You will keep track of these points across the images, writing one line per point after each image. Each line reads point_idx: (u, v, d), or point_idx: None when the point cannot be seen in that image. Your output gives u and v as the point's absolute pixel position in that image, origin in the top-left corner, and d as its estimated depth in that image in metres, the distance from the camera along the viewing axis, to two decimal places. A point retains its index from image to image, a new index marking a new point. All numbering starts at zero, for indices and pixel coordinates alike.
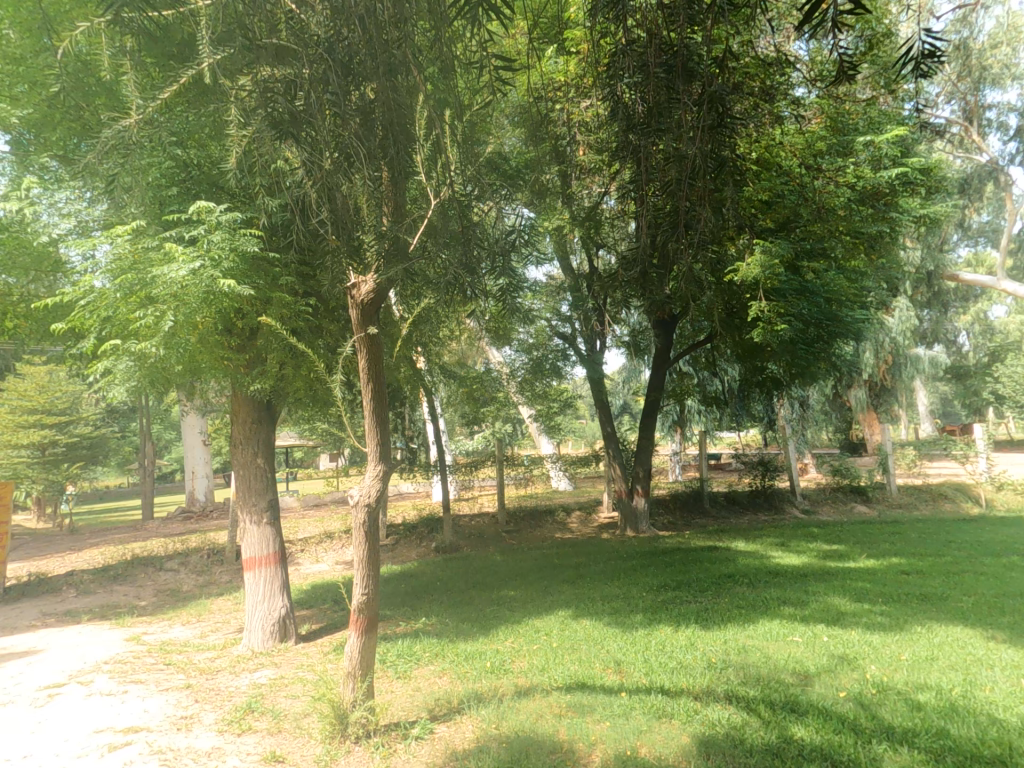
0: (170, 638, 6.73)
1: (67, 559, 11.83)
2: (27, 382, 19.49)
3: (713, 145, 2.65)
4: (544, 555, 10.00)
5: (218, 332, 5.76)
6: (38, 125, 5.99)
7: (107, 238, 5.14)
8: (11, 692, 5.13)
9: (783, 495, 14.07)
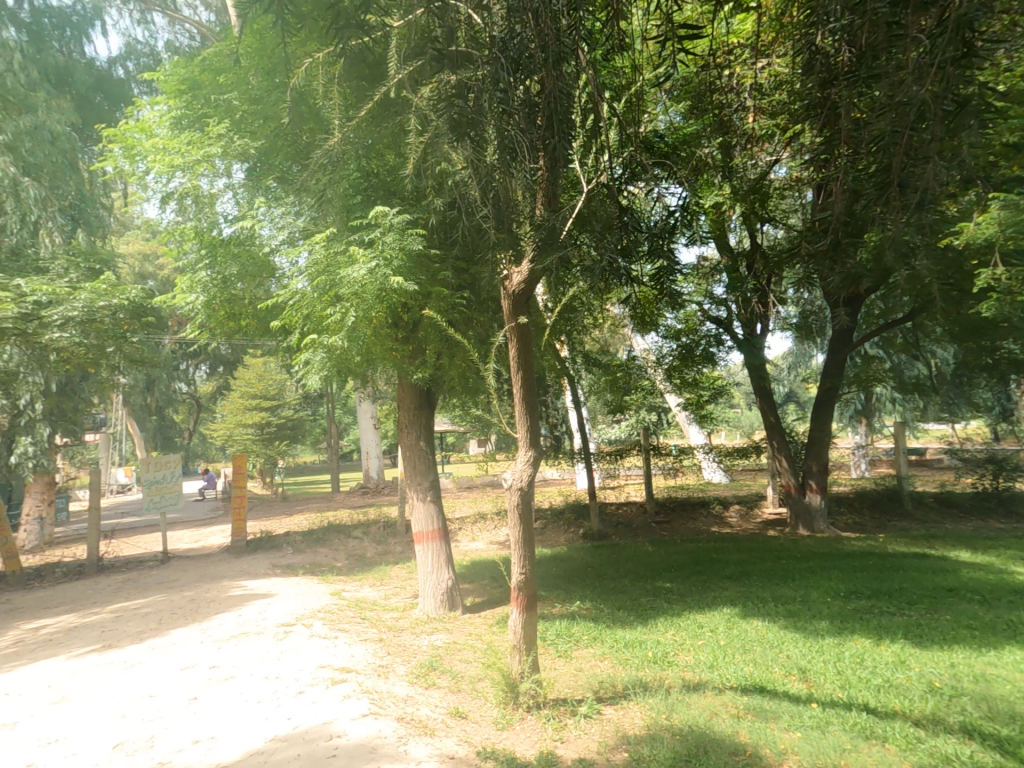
0: (362, 596, 7.70)
1: (282, 521, 14.14)
2: (251, 372, 23.56)
3: (950, 74, 3.09)
4: (698, 549, 9.57)
5: (388, 326, 6.40)
6: (265, 153, 6.95)
7: (309, 245, 5.94)
8: (261, 624, 6.31)
9: (1014, 501, 11.74)
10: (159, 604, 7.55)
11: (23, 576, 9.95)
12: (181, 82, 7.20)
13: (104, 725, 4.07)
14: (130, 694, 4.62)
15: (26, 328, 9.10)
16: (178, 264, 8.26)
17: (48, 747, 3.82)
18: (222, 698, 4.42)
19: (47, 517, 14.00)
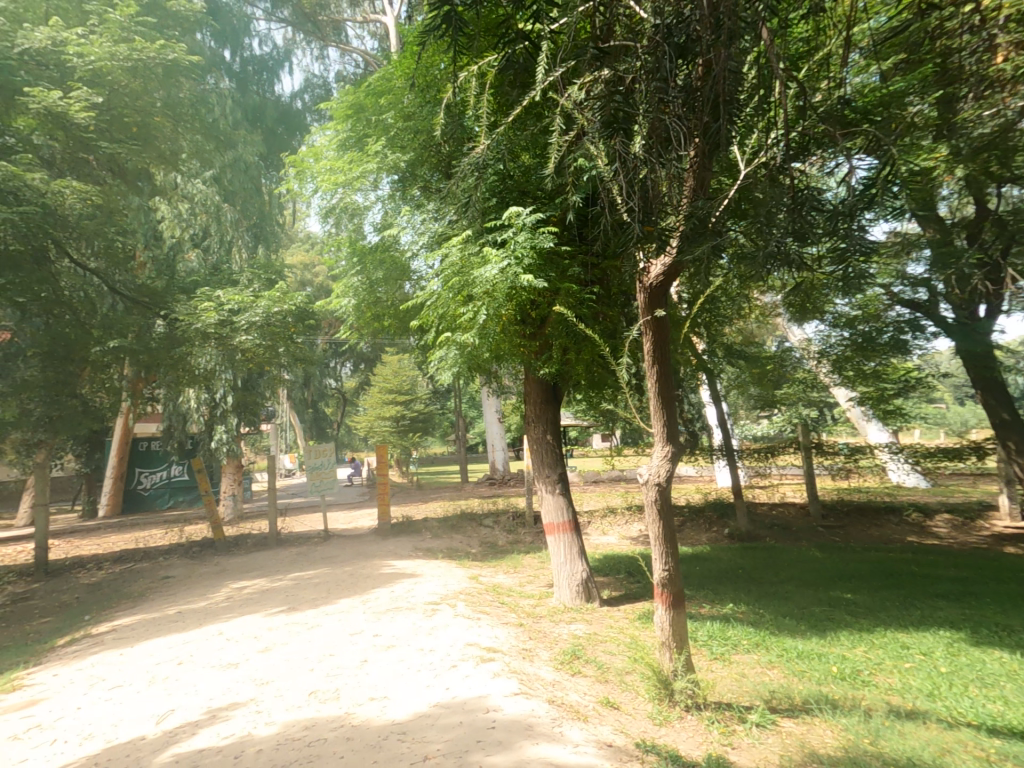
0: (498, 582, 8.06)
1: (419, 507, 15.29)
2: (388, 370, 25.68)
3: None
4: (854, 560, 8.74)
5: (518, 323, 6.60)
6: (412, 165, 7.34)
7: (447, 247, 6.25)
8: (412, 601, 6.90)
9: None
10: (328, 575, 8.62)
11: (223, 543, 11.89)
12: (349, 104, 8.03)
13: (298, 676, 4.82)
14: (314, 652, 5.37)
15: (220, 332, 10.95)
16: (334, 272, 9.18)
17: (261, 689, 4.66)
18: (387, 663, 4.95)
19: (239, 494, 16.49)
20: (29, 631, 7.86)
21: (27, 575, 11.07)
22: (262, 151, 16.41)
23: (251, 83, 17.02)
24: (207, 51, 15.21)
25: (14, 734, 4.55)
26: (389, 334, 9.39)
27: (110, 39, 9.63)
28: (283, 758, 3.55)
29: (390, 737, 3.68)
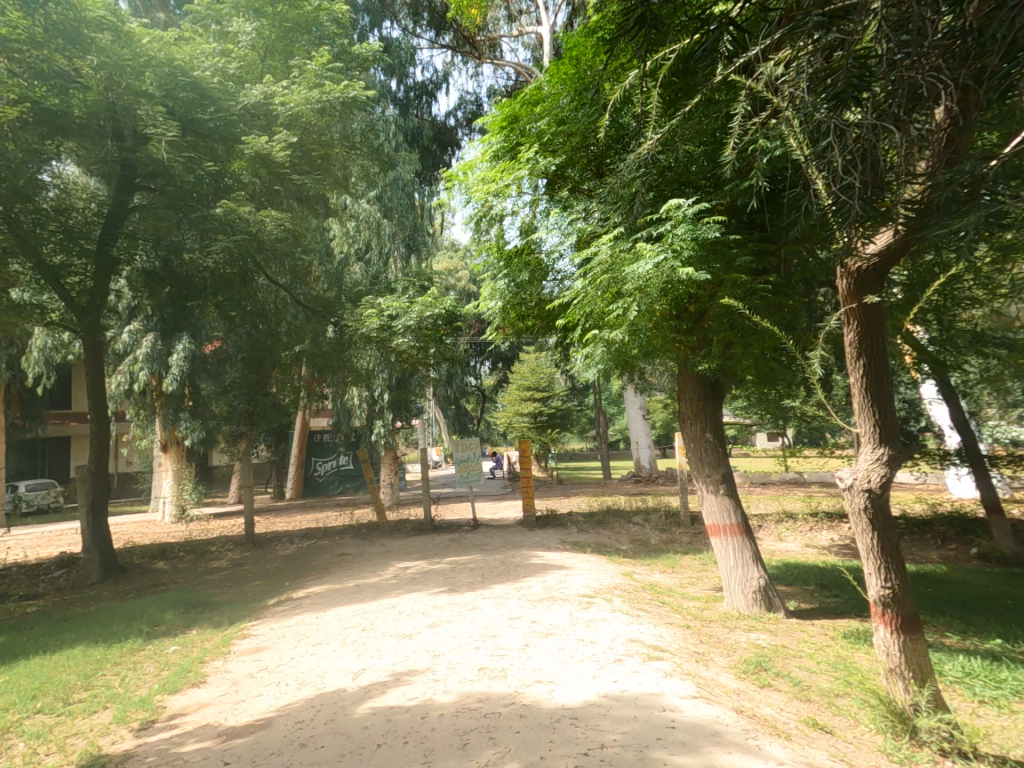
0: (656, 581, 8.01)
1: (565, 501, 15.80)
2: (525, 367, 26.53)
3: None
4: None
5: (672, 318, 6.47)
6: (564, 167, 7.54)
7: (598, 246, 6.34)
8: (564, 592, 7.09)
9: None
10: (481, 561, 9.17)
11: (387, 527, 13.26)
12: (504, 117, 8.00)
13: (466, 652, 5.33)
14: (478, 631, 5.87)
15: (381, 336, 12.12)
16: (479, 273, 9.67)
17: (435, 660, 5.25)
18: (548, 649, 5.23)
19: (395, 482, 18.17)
20: (247, 590, 9.48)
21: (240, 544, 13.34)
22: (418, 168, 17.71)
23: (412, 107, 18.40)
24: (375, 83, 16.75)
25: (250, 674, 5.72)
26: (533, 331, 9.67)
27: (307, 86, 10.77)
28: (463, 725, 3.97)
29: (563, 720, 3.89)
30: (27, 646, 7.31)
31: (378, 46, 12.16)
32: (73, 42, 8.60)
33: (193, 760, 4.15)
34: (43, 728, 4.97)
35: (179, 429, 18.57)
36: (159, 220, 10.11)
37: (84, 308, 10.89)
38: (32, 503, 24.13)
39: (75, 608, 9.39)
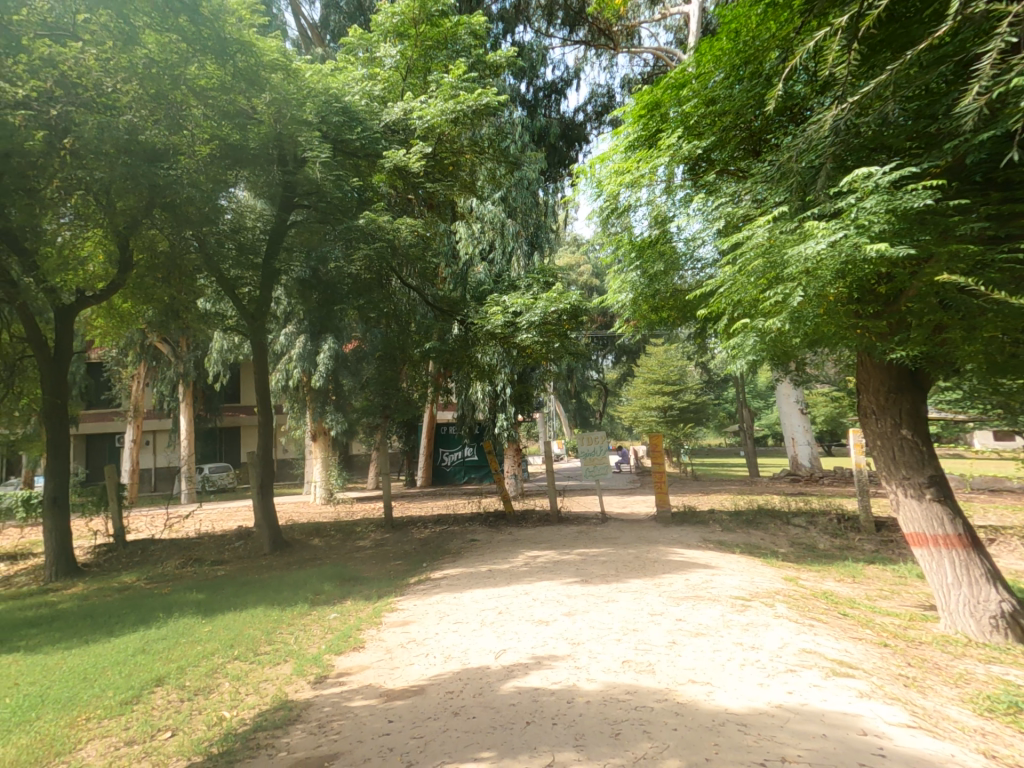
0: (832, 590, 7.80)
1: (707, 500, 15.48)
2: (652, 360, 27.66)
3: None
4: None
5: (854, 299, 6.16)
6: (719, 146, 7.70)
7: (752, 229, 6.40)
8: (713, 592, 7.29)
9: None
10: (614, 554, 9.55)
11: (512, 516, 13.74)
12: (641, 107, 8.26)
13: (607, 644, 5.68)
14: (617, 625, 6.22)
15: (506, 333, 12.45)
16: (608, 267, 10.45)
17: (575, 648, 5.65)
18: (697, 650, 5.40)
19: (518, 474, 18.73)
20: (391, 568, 10.37)
21: (380, 526, 14.60)
22: (544, 167, 18.00)
23: (540, 108, 18.68)
24: (506, 89, 17.25)
25: (401, 643, 6.34)
26: (674, 315, 10.29)
27: (443, 99, 11.23)
28: (612, 714, 4.26)
29: (726, 723, 3.96)
30: (220, 604, 8.64)
31: (512, 51, 12.25)
32: (252, 83, 9.91)
33: (363, 715, 4.71)
34: (240, 673, 5.88)
35: (326, 420, 20.71)
36: (311, 234, 12.25)
37: (252, 314, 12.42)
38: (214, 482, 28.34)
39: (252, 574, 10.91)
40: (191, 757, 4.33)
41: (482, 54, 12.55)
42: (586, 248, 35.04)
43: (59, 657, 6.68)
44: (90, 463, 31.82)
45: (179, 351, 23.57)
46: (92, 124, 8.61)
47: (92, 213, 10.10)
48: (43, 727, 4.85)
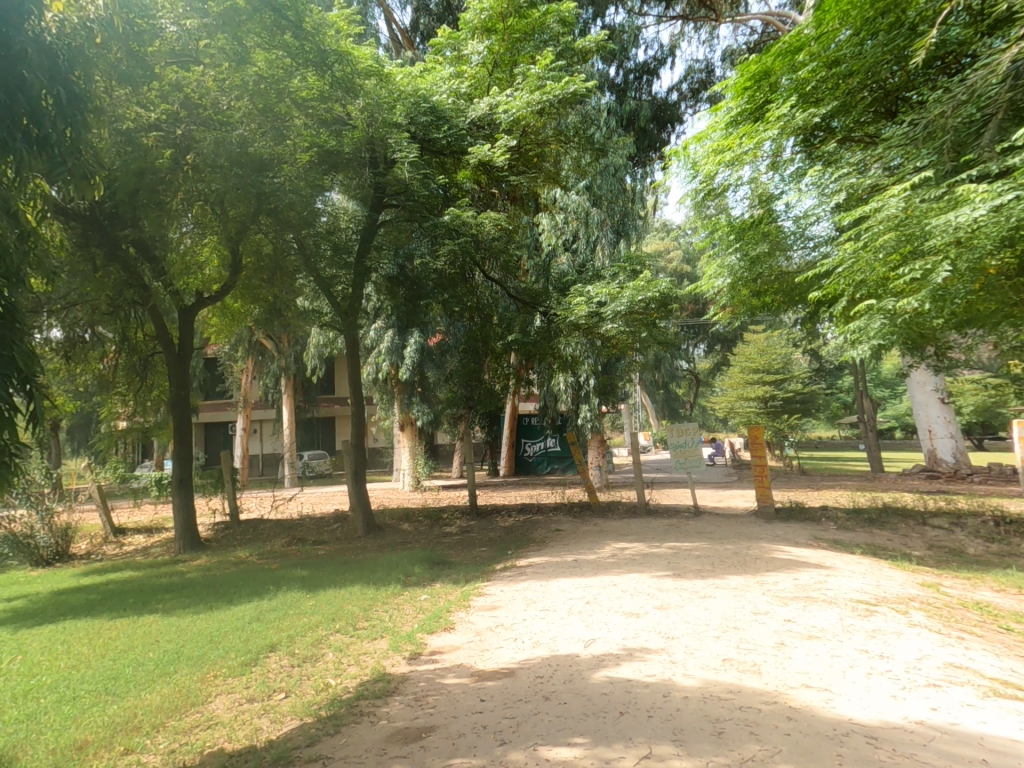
0: (977, 599, 7.12)
1: (817, 497, 14.69)
2: (753, 349, 27.54)
3: None
4: None
5: (1012, 278, 7.91)
6: (847, 119, 9.42)
7: (882, 202, 7.94)
8: (828, 594, 6.91)
9: None
10: (708, 550, 9.34)
11: (597, 506, 13.71)
12: (747, 79, 9.94)
13: (705, 641, 5.55)
14: (715, 622, 6.05)
15: (590, 323, 12.34)
16: (703, 245, 12.15)
17: (669, 642, 5.57)
18: (807, 654, 5.15)
19: (602, 465, 18.57)
20: (477, 554, 10.71)
21: (465, 513, 15.09)
22: (633, 153, 17.62)
23: (630, 90, 18.19)
24: (594, 75, 16.98)
25: (490, 627, 6.52)
26: (781, 297, 11.81)
27: (529, 91, 11.21)
28: (714, 712, 4.17)
29: (851, 734, 3.76)
30: (323, 580, 9.32)
31: (603, 34, 11.88)
32: (348, 90, 10.65)
33: (456, 692, 4.92)
34: (342, 645, 6.32)
35: (413, 411, 21.57)
36: (399, 231, 12.79)
37: (346, 311, 13.12)
38: (313, 468, 30.53)
39: (350, 554, 11.67)
40: (303, 717, 4.73)
41: (570, 40, 12.36)
42: (675, 234, 33.85)
43: (189, 620, 7.52)
44: (209, 448, 35.37)
45: (281, 347, 25.46)
46: (210, 140, 9.50)
47: (210, 222, 10.96)
48: (179, 680, 5.50)
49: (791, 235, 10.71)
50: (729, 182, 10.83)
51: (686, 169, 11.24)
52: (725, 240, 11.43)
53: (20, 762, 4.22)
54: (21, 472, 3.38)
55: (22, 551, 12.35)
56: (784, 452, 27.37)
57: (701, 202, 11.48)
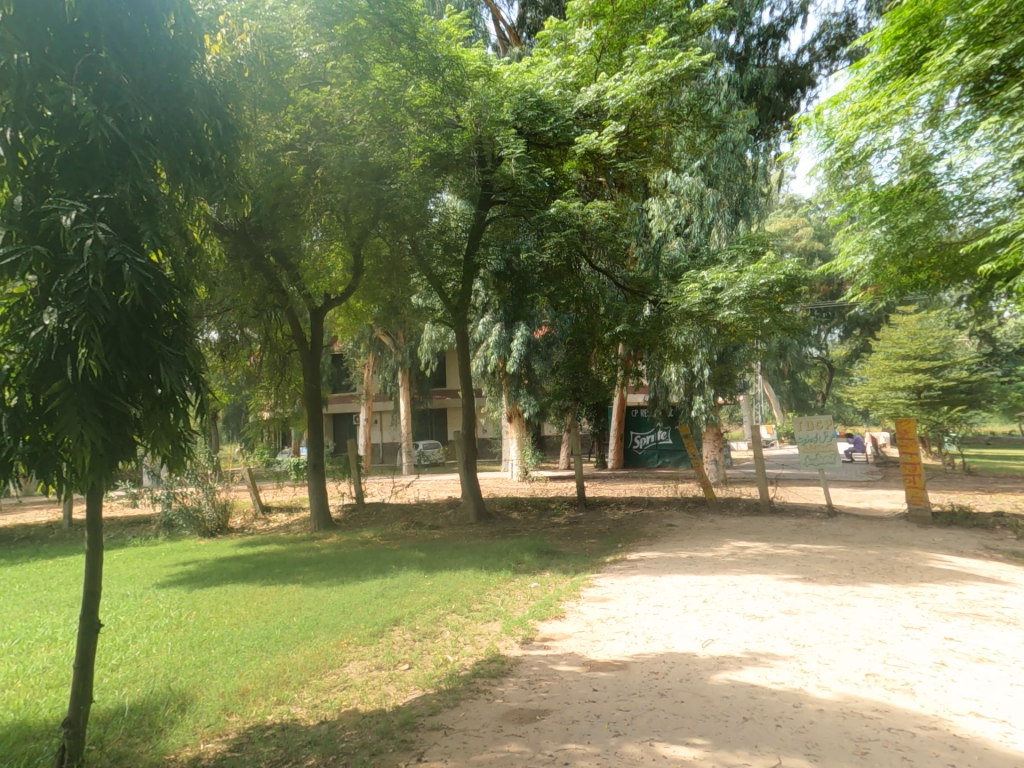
0: None
1: (988, 501, 12.84)
2: (901, 333, 24.68)
3: None
4: None
5: None
6: None
7: None
8: (1003, 613, 6.05)
9: None
10: (845, 555, 8.53)
11: (714, 502, 13.09)
12: (897, 29, 8.85)
13: (843, 652, 5.11)
14: (855, 633, 5.55)
15: (704, 311, 11.71)
16: (839, 221, 11.09)
17: (800, 650, 5.21)
18: (973, 678, 4.56)
19: (719, 460, 17.64)
20: (587, 546, 10.73)
21: (573, 504, 15.14)
22: (754, 125, 16.44)
23: (752, 57, 16.94)
24: (710, 46, 16.05)
25: (601, 619, 6.51)
26: (943, 273, 10.58)
27: (639, 72, 10.84)
28: (856, 731, 3.84)
29: None
30: (439, 563, 9.85)
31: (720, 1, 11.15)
32: (458, 93, 11.09)
33: (569, 679, 4.98)
34: (458, 624, 6.66)
35: (521, 403, 21.99)
36: (506, 228, 13.36)
37: (456, 307, 13.57)
38: (428, 457, 32.25)
39: (463, 539, 12.22)
40: (425, 688, 5.05)
41: (683, 13, 11.80)
42: (804, 210, 31.11)
43: (324, 592, 8.33)
44: (338, 437, 38.70)
45: (397, 343, 27.13)
46: (336, 154, 10.41)
47: (337, 229, 12.00)
48: (319, 643, 6.13)
49: (955, 201, 9.52)
50: (872, 147, 9.73)
51: (819, 137, 10.23)
52: (867, 212, 10.27)
53: (199, 701, 4.97)
54: (192, 454, 3.97)
55: (192, 523, 14.40)
56: (942, 449, 24.19)
57: (837, 173, 10.41)
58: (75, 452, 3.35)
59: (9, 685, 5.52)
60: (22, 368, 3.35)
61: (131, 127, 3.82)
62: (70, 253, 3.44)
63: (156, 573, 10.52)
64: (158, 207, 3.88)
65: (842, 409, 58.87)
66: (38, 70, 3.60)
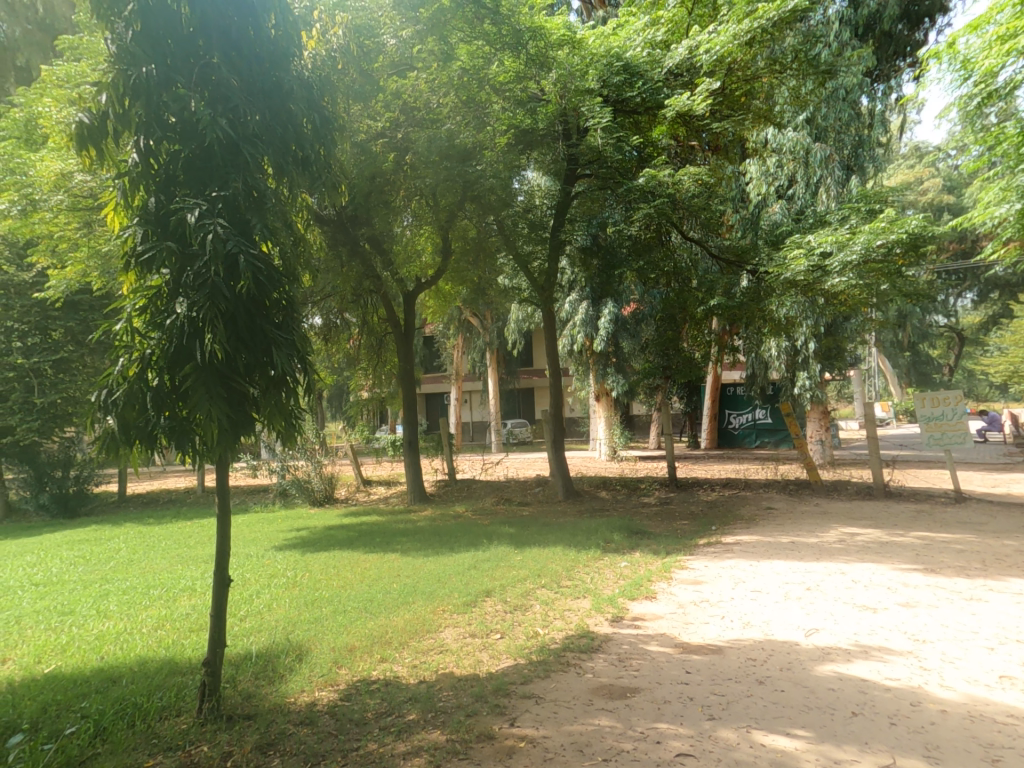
0: None
1: None
2: None
3: None
4: None
5: None
6: None
7: None
8: None
9: None
10: (975, 545, 7.65)
11: (819, 485, 12.22)
12: None
13: (971, 651, 4.61)
14: (987, 631, 4.97)
15: (810, 279, 10.83)
16: (978, 168, 9.72)
17: (918, 645, 4.77)
18: None
19: (825, 440, 16.36)
20: (678, 527, 10.44)
21: (664, 484, 14.77)
22: (871, 66, 14.72)
23: None
24: None
25: (694, 601, 6.34)
26: None
27: (736, 21, 10.01)
28: (985, 736, 3.48)
29: None
30: (528, 539, 10.04)
31: None
32: (542, 65, 10.99)
33: (661, 660, 4.91)
34: (548, 599, 6.77)
35: (608, 381, 21.66)
36: (592, 202, 12.91)
37: (542, 286, 13.47)
38: (516, 436, 32.82)
39: (552, 517, 12.37)
40: (517, 658, 5.21)
41: None
42: (930, 159, 27.53)
43: (421, 561, 8.81)
44: (429, 416, 40.48)
45: (485, 323, 27.74)
46: (424, 139, 10.71)
47: (426, 213, 12.42)
48: (417, 609, 6.51)
49: None
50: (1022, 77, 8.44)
51: (954, 71, 8.94)
52: (1012, 154, 8.99)
53: (313, 653, 5.47)
54: (303, 430, 4.30)
55: (303, 491, 15.76)
56: None
57: (975, 111, 9.19)
58: (205, 427, 3.76)
59: (160, 627, 6.39)
60: (161, 353, 3.79)
61: (242, 126, 4.13)
62: (195, 247, 3.82)
63: (274, 537, 11.68)
64: (267, 201, 4.18)
65: (973, 382, 52.35)
66: (162, 80, 3.98)
